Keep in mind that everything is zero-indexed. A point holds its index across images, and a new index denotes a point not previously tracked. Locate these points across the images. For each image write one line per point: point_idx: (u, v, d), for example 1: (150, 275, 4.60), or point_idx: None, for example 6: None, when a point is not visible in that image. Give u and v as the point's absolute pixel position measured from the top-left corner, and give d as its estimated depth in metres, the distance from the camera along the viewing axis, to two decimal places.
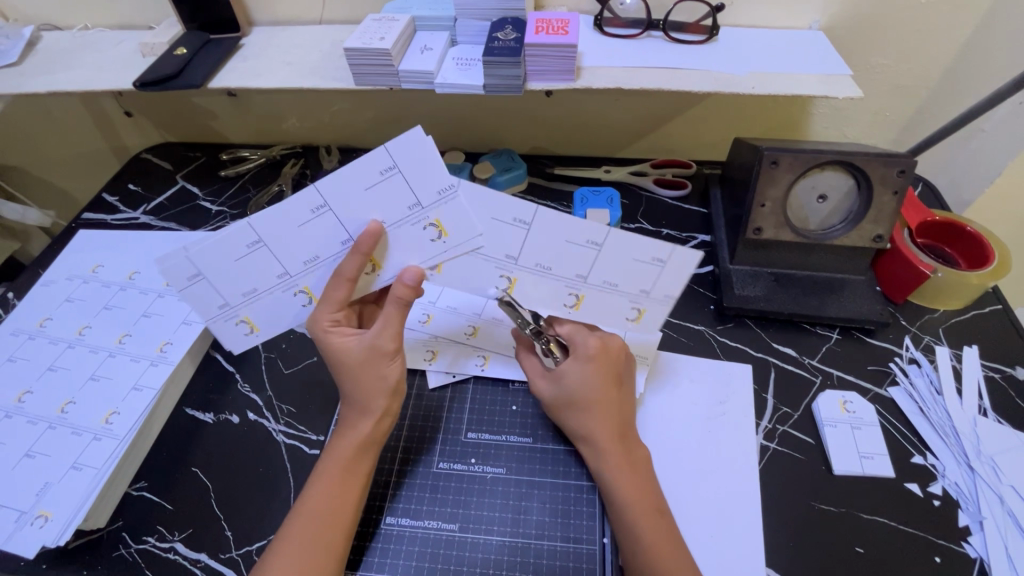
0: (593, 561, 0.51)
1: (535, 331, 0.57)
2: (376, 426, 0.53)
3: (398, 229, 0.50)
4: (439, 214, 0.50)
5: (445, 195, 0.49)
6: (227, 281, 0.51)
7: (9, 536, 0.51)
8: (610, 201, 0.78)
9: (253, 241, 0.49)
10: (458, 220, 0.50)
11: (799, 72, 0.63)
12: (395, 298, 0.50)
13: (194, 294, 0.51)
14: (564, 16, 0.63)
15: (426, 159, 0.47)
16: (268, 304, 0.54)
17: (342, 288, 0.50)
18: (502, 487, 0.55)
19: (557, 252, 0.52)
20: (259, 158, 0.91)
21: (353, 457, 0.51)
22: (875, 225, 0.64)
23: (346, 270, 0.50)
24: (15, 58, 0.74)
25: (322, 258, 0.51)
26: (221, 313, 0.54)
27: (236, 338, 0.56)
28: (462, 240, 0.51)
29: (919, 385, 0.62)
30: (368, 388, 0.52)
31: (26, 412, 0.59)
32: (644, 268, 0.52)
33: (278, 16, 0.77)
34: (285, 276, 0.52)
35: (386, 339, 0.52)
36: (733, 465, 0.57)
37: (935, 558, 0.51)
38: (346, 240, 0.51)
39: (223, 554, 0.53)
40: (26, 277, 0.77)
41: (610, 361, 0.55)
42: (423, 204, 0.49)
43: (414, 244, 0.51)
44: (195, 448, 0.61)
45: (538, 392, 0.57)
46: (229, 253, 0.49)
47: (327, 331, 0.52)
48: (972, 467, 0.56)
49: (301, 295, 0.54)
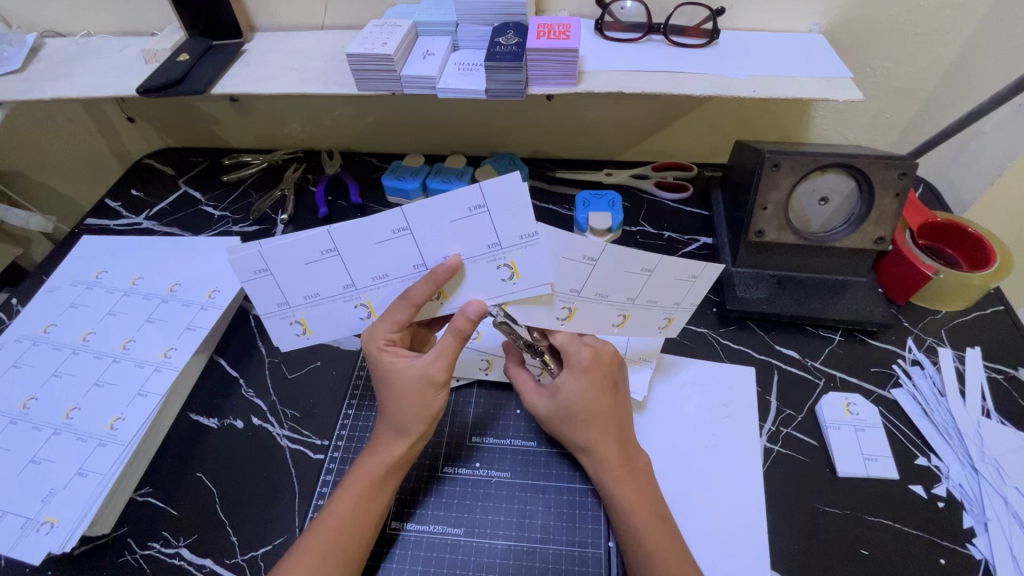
0: (598, 565, 0.51)
1: (526, 345, 0.57)
2: (411, 449, 0.52)
3: (473, 264, 0.50)
4: (517, 254, 0.49)
5: (527, 241, 0.48)
6: (293, 282, 0.51)
7: (16, 542, 0.51)
8: (612, 204, 0.79)
9: (328, 249, 0.49)
10: (536, 265, 0.50)
11: (799, 76, 0.63)
12: (455, 330, 0.50)
13: (257, 287, 0.52)
14: (565, 21, 0.64)
15: (517, 204, 0.46)
16: (327, 311, 0.54)
17: (405, 310, 0.51)
18: (507, 491, 0.56)
19: (616, 281, 0.53)
20: (261, 163, 0.92)
21: (382, 478, 0.51)
22: (877, 228, 0.64)
23: (415, 294, 0.50)
24: (18, 65, 0.74)
25: (392, 277, 0.52)
26: (277, 311, 0.54)
27: (286, 337, 0.56)
28: (538, 283, 0.51)
29: (922, 387, 0.62)
30: (410, 413, 0.52)
31: (31, 418, 0.59)
32: (680, 285, 0.54)
33: (280, 22, 0.77)
34: (350, 288, 0.52)
35: (438, 370, 0.51)
36: (737, 468, 0.57)
37: (940, 559, 0.51)
38: (420, 265, 0.51)
39: (229, 559, 0.53)
40: (29, 283, 0.78)
41: (605, 371, 0.55)
42: (504, 245, 0.49)
43: (484, 280, 0.51)
44: (199, 453, 0.61)
45: (533, 406, 0.56)
46: (303, 255, 0.50)
47: (381, 351, 0.52)
48: (975, 468, 0.56)
49: (361, 308, 0.54)
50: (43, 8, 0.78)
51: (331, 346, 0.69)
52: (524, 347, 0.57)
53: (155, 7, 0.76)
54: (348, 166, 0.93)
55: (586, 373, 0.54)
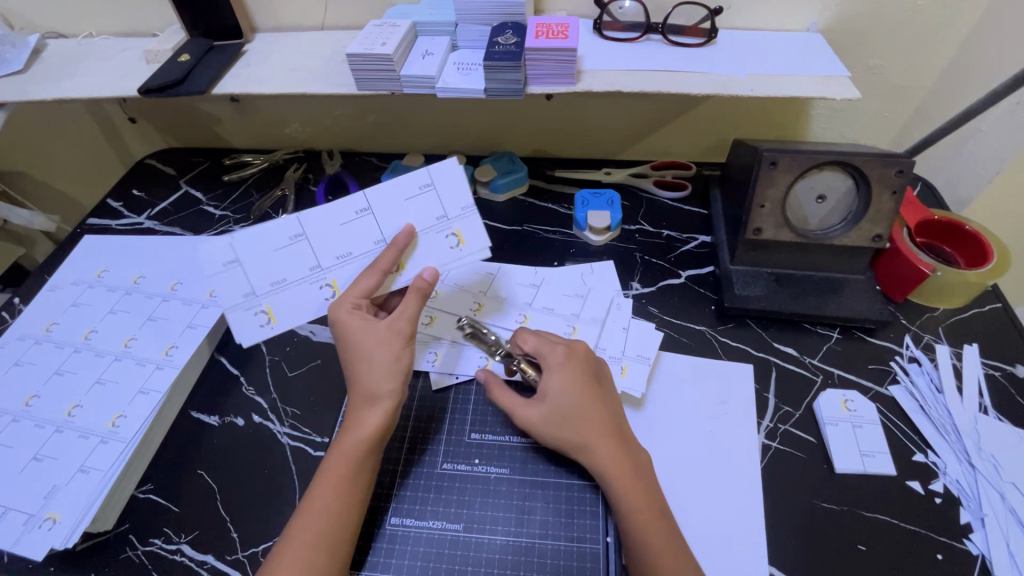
0: (597, 561, 0.51)
1: (504, 356, 0.59)
2: (384, 417, 0.52)
3: (424, 236, 0.57)
4: (463, 225, 0.58)
5: (468, 212, 0.58)
6: (261, 268, 0.55)
7: (18, 538, 0.51)
8: (610, 203, 0.80)
9: (297, 234, 0.55)
10: (477, 232, 0.58)
11: (796, 74, 0.63)
12: (416, 288, 0.54)
13: (226, 279, 0.55)
14: (564, 20, 0.64)
15: (457, 181, 0.58)
16: (293, 295, 0.56)
17: (372, 277, 0.54)
18: (505, 488, 0.56)
19: (514, 290, 0.71)
20: (262, 162, 0.92)
21: (360, 455, 0.51)
22: (874, 225, 0.64)
23: (381, 260, 0.55)
24: (20, 67, 0.75)
25: (354, 255, 0.56)
26: (244, 302, 0.55)
27: (251, 331, 0.56)
28: (480, 248, 0.59)
29: (919, 384, 0.62)
30: (381, 372, 0.52)
31: (34, 416, 0.60)
32: (571, 299, 0.70)
33: (281, 23, 0.77)
34: (316, 269, 0.56)
35: (404, 322, 0.53)
36: (735, 463, 0.57)
37: (937, 554, 0.51)
38: (379, 240, 0.57)
39: (230, 555, 0.54)
40: (32, 282, 0.78)
41: (582, 363, 0.56)
42: (449, 216, 0.58)
43: (434, 251, 0.58)
44: (201, 451, 0.61)
45: (524, 418, 0.55)
46: (272, 242, 0.55)
47: (349, 313, 0.53)
48: (973, 464, 0.56)
49: (326, 288, 0.57)
50: (45, 10, 0.79)
51: (331, 345, 0.69)
52: (502, 359, 0.59)
53: (156, 8, 0.77)
54: (349, 166, 0.93)
55: (566, 369, 0.55)
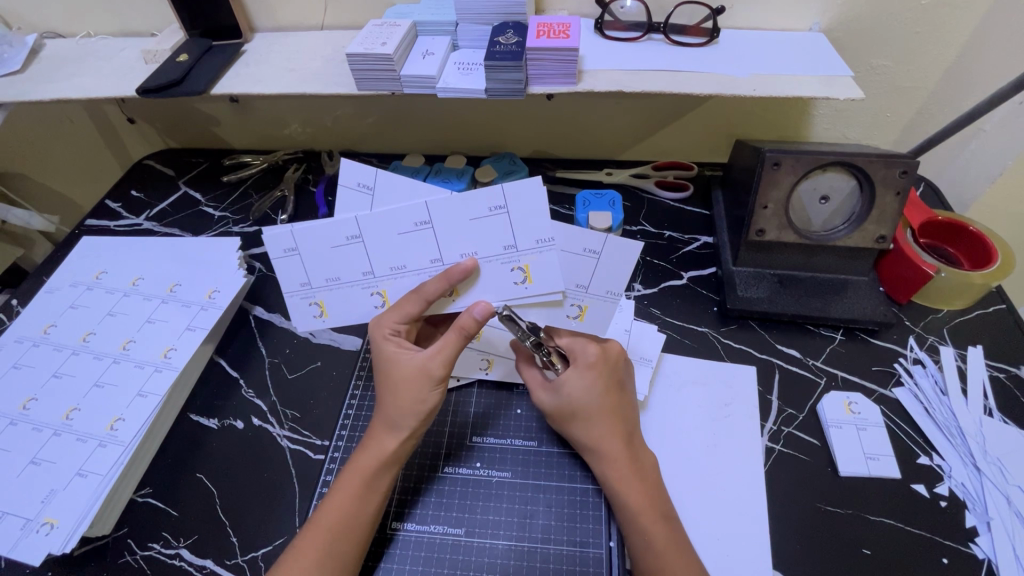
0: (599, 566, 0.51)
1: (536, 344, 0.54)
2: (404, 446, 0.52)
3: (488, 265, 0.50)
4: (588, 266, 0.52)
5: (543, 245, 0.49)
6: (317, 263, 0.52)
7: (15, 544, 0.51)
8: (612, 204, 0.79)
9: (354, 234, 0.50)
10: (549, 271, 0.49)
11: (799, 75, 0.63)
12: (458, 327, 0.50)
13: (282, 266, 0.52)
14: (565, 20, 0.63)
15: (539, 209, 0.47)
16: (345, 296, 0.54)
17: (415, 303, 0.51)
18: (507, 492, 0.55)
19: None
20: (260, 163, 0.91)
21: (374, 473, 0.50)
22: (879, 226, 0.64)
23: (429, 290, 0.50)
24: (17, 67, 0.75)
25: (408, 269, 0.51)
26: (299, 291, 0.54)
27: (305, 318, 0.56)
28: (547, 291, 0.50)
29: (924, 386, 0.62)
30: (406, 406, 0.51)
31: (32, 419, 0.59)
32: None
33: (278, 22, 0.77)
34: (369, 275, 0.52)
35: (436, 365, 0.51)
36: (738, 466, 0.57)
37: (942, 558, 0.51)
38: (437, 260, 0.50)
39: (229, 559, 0.53)
40: (29, 284, 0.78)
41: (611, 367, 0.54)
42: (519, 248, 0.49)
43: (497, 281, 0.51)
44: (199, 454, 0.61)
45: (538, 403, 0.56)
46: (330, 238, 0.50)
47: (385, 339, 0.52)
48: (978, 467, 0.56)
49: (376, 296, 0.54)
50: (43, 9, 0.78)
51: (331, 346, 0.69)
52: (531, 348, 0.54)
53: (154, 8, 0.76)
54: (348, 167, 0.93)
55: (592, 369, 0.53)
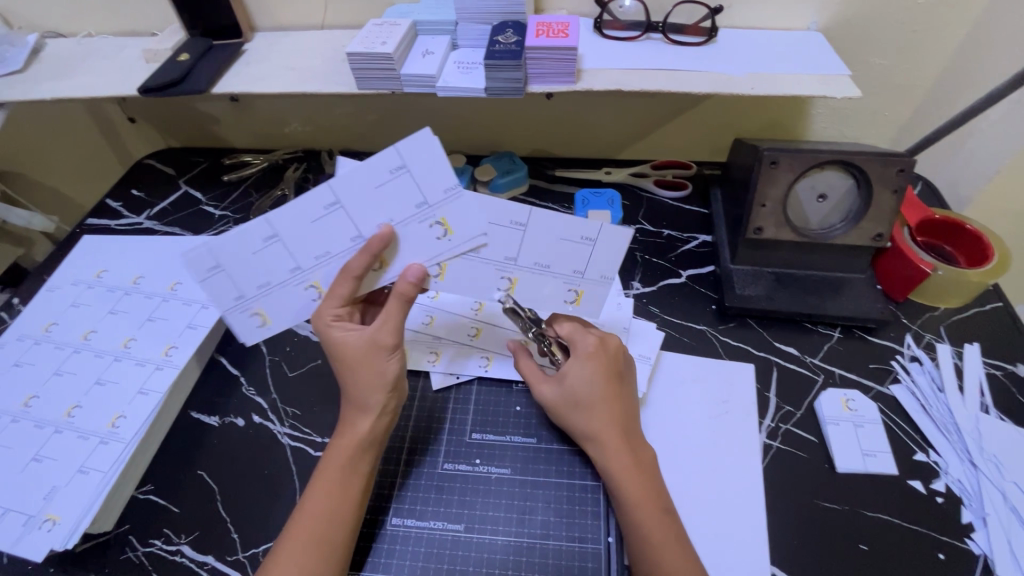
0: (598, 561, 0.51)
1: (536, 335, 0.58)
2: (376, 424, 0.52)
3: (406, 228, 0.50)
4: (584, 253, 0.54)
5: (451, 195, 0.49)
6: (239, 273, 0.52)
7: (18, 540, 0.51)
8: (612, 202, 0.79)
9: (269, 235, 0.50)
10: (467, 218, 0.50)
11: (797, 73, 0.63)
12: (399, 294, 0.50)
13: (209, 284, 0.52)
14: (564, 19, 0.64)
15: (436, 161, 0.48)
16: (279, 298, 0.54)
17: (346, 284, 0.51)
18: (507, 487, 0.56)
19: None
20: (260, 162, 0.91)
21: (353, 457, 0.51)
22: (876, 224, 0.64)
23: (352, 265, 0.50)
24: (18, 66, 0.75)
25: (334, 254, 0.52)
26: (235, 305, 0.54)
27: (249, 330, 0.55)
28: (472, 239, 0.51)
29: (921, 383, 0.62)
30: (368, 384, 0.51)
31: (33, 416, 0.60)
32: None
33: (279, 22, 0.77)
34: (297, 271, 0.52)
35: (385, 334, 0.51)
36: (736, 463, 0.57)
37: (938, 554, 0.51)
38: (356, 237, 0.51)
39: (230, 556, 0.53)
40: (30, 283, 0.78)
41: (611, 359, 0.55)
42: (431, 203, 0.49)
43: (421, 243, 0.51)
44: (200, 451, 0.61)
45: (540, 395, 0.57)
46: (249, 244, 0.50)
47: (329, 325, 0.52)
48: (975, 464, 0.56)
49: (311, 290, 0.53)
50: (44, 9, 0.78)
51: None
52: (534, 338, 0.58)
53: (155, 7, 0.77)
54: None
55: (593, 360, 0.54)
